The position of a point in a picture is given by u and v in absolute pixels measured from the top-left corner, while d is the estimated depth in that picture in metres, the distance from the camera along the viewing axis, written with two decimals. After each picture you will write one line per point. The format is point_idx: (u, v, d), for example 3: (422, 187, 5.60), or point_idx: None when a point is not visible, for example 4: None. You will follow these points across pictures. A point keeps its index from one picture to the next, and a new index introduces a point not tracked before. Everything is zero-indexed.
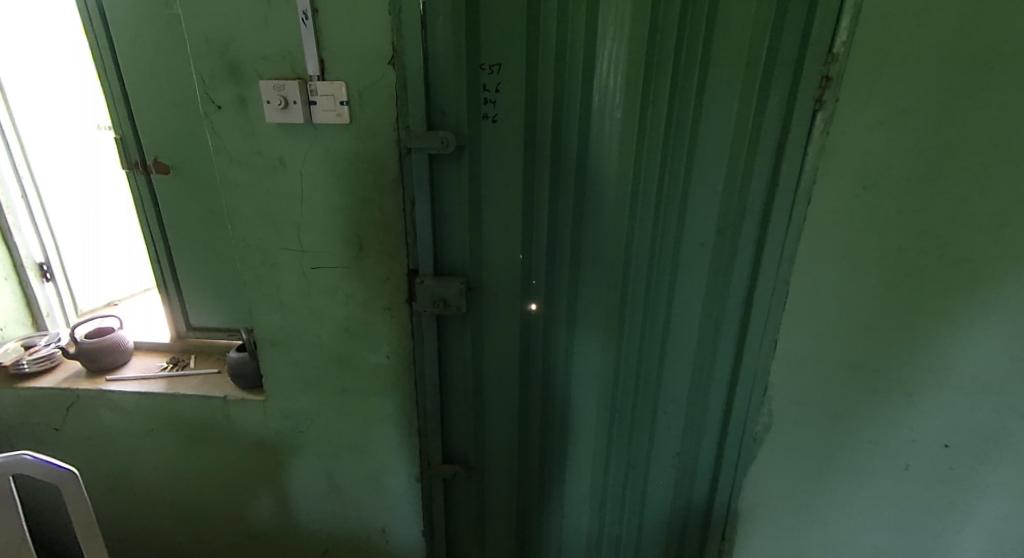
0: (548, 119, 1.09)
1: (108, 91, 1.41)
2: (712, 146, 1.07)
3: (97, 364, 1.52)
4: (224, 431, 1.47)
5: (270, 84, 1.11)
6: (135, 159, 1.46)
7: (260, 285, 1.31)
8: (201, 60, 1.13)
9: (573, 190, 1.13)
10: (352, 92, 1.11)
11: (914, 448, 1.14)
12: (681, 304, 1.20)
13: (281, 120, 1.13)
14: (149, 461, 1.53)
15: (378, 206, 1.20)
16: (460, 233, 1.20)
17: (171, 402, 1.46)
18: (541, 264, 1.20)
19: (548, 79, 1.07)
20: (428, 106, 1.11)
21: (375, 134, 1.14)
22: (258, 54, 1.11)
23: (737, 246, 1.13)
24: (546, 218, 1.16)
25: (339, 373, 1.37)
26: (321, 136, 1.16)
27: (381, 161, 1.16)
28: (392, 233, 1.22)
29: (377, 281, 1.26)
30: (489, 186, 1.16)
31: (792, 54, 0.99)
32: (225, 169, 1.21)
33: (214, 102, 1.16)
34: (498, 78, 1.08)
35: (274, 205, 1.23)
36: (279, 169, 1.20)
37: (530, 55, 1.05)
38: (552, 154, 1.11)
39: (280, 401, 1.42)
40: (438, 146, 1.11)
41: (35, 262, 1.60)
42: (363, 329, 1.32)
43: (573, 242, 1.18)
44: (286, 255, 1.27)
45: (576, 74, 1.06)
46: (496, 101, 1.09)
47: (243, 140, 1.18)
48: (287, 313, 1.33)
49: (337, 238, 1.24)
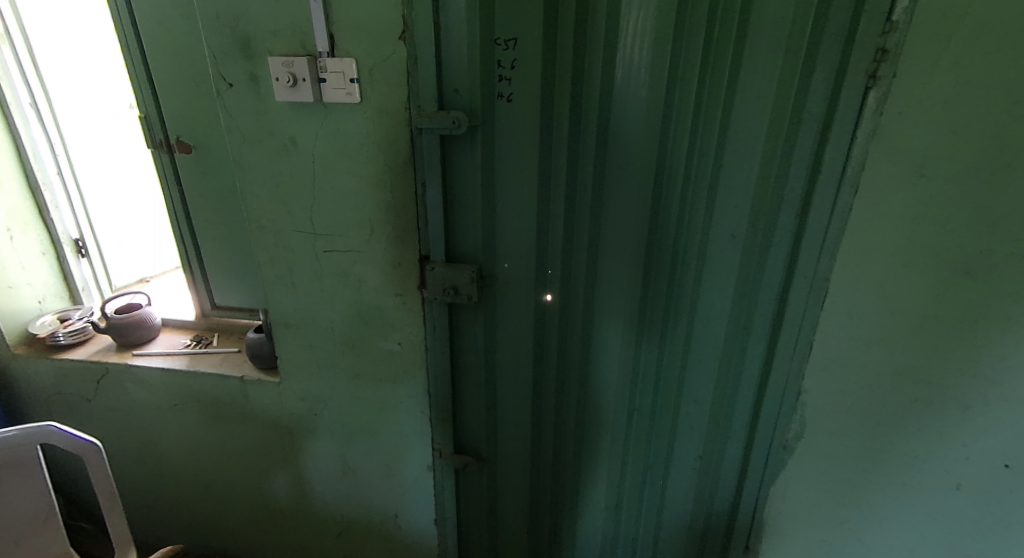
0: (565, 99, 1.01)
1: (132, 70, 1.41)
2: (747, 129, 0.97)
3: (125, 339, 1.56)
4: (243, 410, 1.49)
5: (279, 60, 1.07)
6: (160, 139, 1.47)
7: (275, 267, 1.30)
8: (211, 35, 1.09)
9: (591, 175, 1.06)
10: (363, 69, 1.07)
11: (982, 468, 0.99)
12: (707, 300, 1.12)
13: (290, 98, 1.10)
14: (173, 435, 1.57)
15: (389, 189, 1.16)
16: (473, 218, 1.15)
17: (193, 379, 1.48)
18: (557, 254, 1.14)
19: (567, 56, 0.99)
20: (440, 84, 1.05)
21: (386, 113, 1.09)
22: (268, 30, 1.07)
23: (771, 239, 1.03)
24: (562, 205, 1.09)
25: (353, 358, 1.36)
26: (331, 116, 1.12)
27: (392, 142, 1.11)
28: (404, 217, 1.18)
29: (389, 266, 1.23)
30: (504, 168, 1.09)
31: (843, 25, 0.87)
32: (238, 149, 1.19)
33: (225, 80, 1.13)
34: (514, 54, 1.01)
35: (287, 186, 1.20)
36: (291, 149, 1.17)
37: (548, 29, 0.98)
38: (570, 137, 1.04)
39: (295, 383, 1.42)
40: (450, 127, 1.05)
41: (72, 239, 1.64)
42: (376, 315, 1.29)
43: (590, 231, 1.11)
44: (298, 238, 1.25)
45: (597, 50, 0.97)
46: (511, 79, 1.02)
47: (254, 119, 1.15)
48: (301, 296, 1.32)
49: (348, 221, 1.21)
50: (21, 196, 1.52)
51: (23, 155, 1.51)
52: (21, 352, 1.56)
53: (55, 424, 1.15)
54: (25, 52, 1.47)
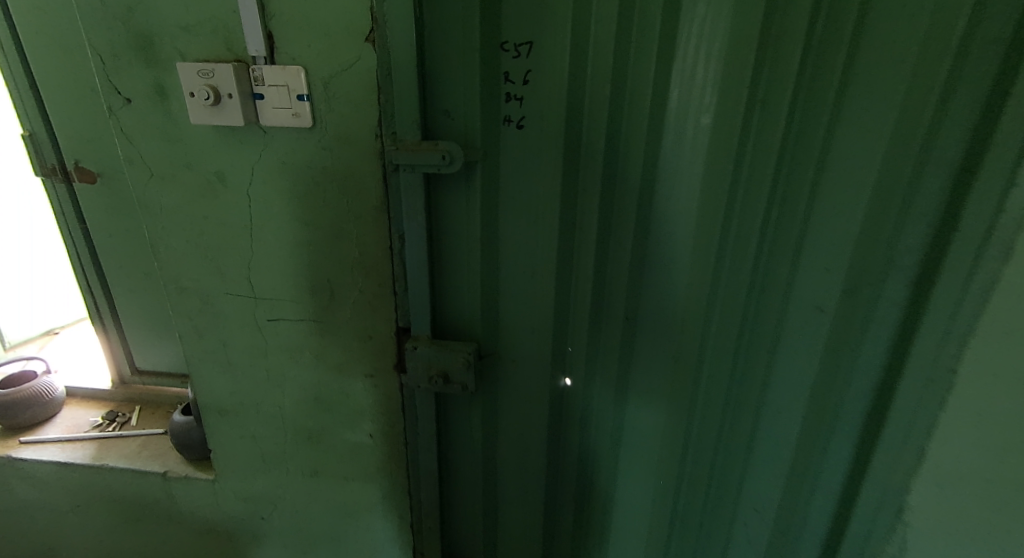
0: (600, 126, 0.73)
1: (8, 73, 1.06)
2: (852, 172, 0.69)
3: (13, 422, 1.23)
4: (169, 512, 1.17)
5: (193, 68, 0.75)
6: (50, 164, 1.12)
7: (201, 340, 0.97)
8: (95, 31, 0.77)
9: (632, 228, 0.79)
10: (315, 82, 0.76)
11: None
12: (778, 388, 0.85)
13: (210, 120, 0.78)
14: (81, 539, 1.24)
15: (355, 242, 0.86)
16: (467, 283, 0.86)
17: (99, 475, 1.15)
18: (582, 326, 0.86)
19: (603, 68, 0.71)
20: (424, 105, 0.76)
21: (349, 142, 0.79)
22: (180, 24, 0.75)
23: (871, 316, 0.74)
24: (591, 266, 0.82)
25: (310, 452, 1.05)
26: (273, 145, 0.81)
27: (358, 181, 0.81)
28: (375, 279, 0.88)
29: (356, 340, 0.93)
30: (513, 217, 0.81)
31: (1008, 25, 0.58)
32: (142, 188, 0.86)
33: (120, 93, 0.80)
34: (528, 64, 0.72)
35: (213, 236, 0.89)
36: (217, 188, 0.85)
37: (577, 30, 0.69)
38: (605, 177, 0.76)
39: (234, 481, 1.10)
40: (437, 164, 0.76)
41: None
42: (340, 400, 0.99)
43: (626, 300, 0.83)
44: (233, 304, 0.93)
45: (646, 61, 0.70)
46: (524, 98, 0.74)
47: (164, 148, 0.83)
48: (238, 377, 1.00)
49: (300, 283, 0.90)
50: None
51: None
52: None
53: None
54: None
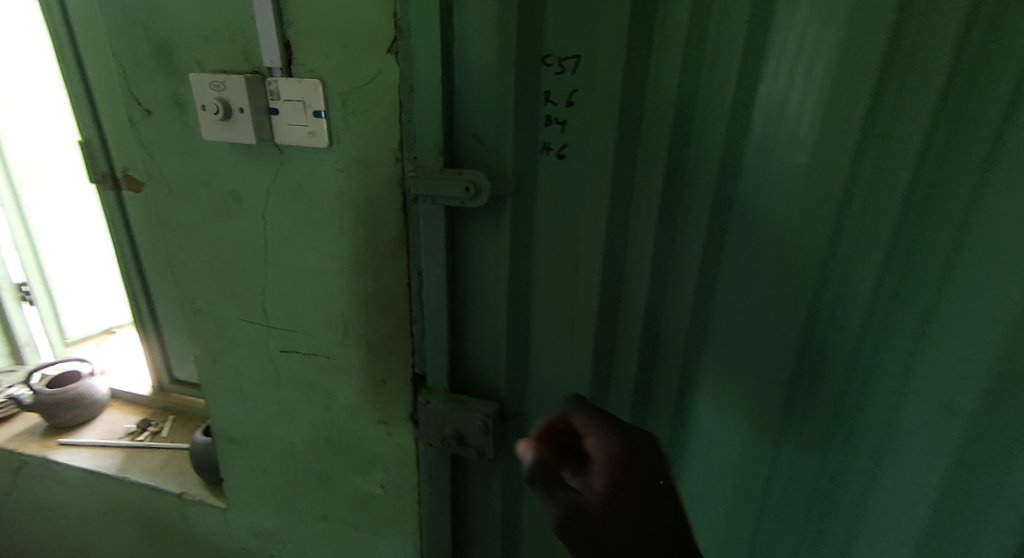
0: (659, 161, 0.59)
1: (68, 80, 1.07)
2: (1001, 251, 0.49)
3: (56, 421, 1.24)
4: (184, 533, 1.13)
5: (206, 79, 0.69)
6: (103, 170, 1.12)
7: (216, 364, 0.92)
8: (117, 39, 0.73)
9: (693, 285, 0.64)
10: (333, 98, 0.67)
11: None
12: (881, 519, 0.62)
13: (222, 137, 0.71)
14: (105, 546, 1.23)
15: (371, 276, 0.76)
16: (490, 334, 0.74)
17: (121, 487, 1.13)
18: (624, 397, 0.72)
19: (667, 89, 0.57)
20: (451, 127, 0.65)
21: (367, 166, 0.70)
22: (197, 32, 0.69)
23: (1011, 460, 0.52)
24: (640, 326, 0.68)
25: (319, 495, 0.97)
26: (288, 164, 0.73)
27: (376, 210, 0.72)
28: (391, 318, 0.78)
29: (370, 382, 0.84)
30: (546, 262, 0.69)
31: None
32: (162, 204, 0.82)
33: (141, 105, 0.76)
34: (574, 82, 0.60)
35: (228, 259, 0.82)
36: (233, 209, 0.79)
37: (636, 42, 0.56)
38: (660, 223, 0.62)
39: (244, 513, 1.04)
40: (460, 197, 0.64)
41: (13, 283, 1.37)
42: (351, 444, 0.90)
43: (680, 369, 0.68)
44: (246, 330, 0.87)
45: (724, 80, 0.55)
46: (567, 123, 0.61)
47: (180, 164, 0.78)
48: (250, 407, 0.93)
49: (313, 315, 0.82)
50: None
51: None
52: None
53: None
54: None
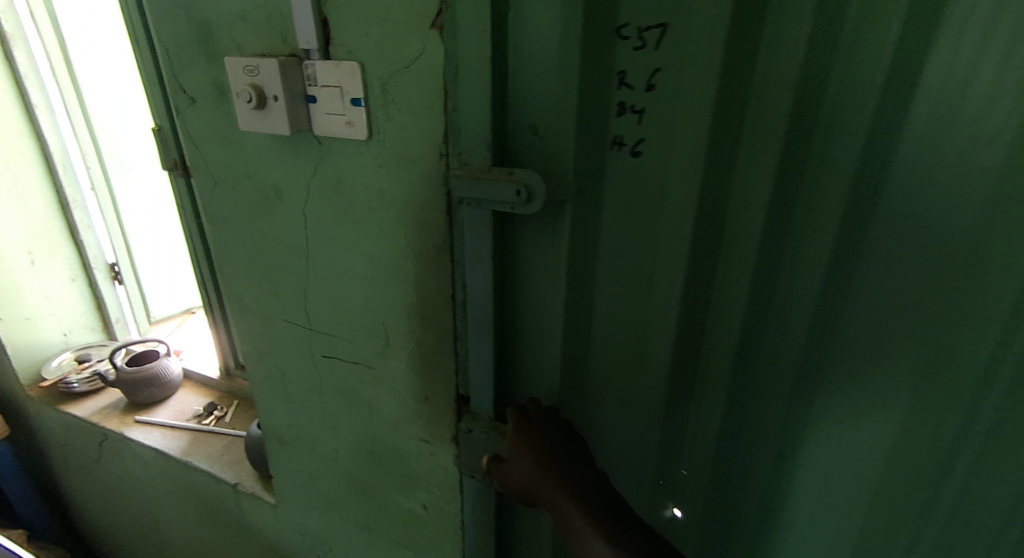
0: (770, 164, 0.45)
1: (143, 68, 1.08)
2: None
3: (135, 398, 1.29)
4: (239, 521, 1.14)
5: (241, 63, 0.63)
6: (174, 158, 1.13)
7: (263, 364, 0.89)
8: (160, 21, 0.68)
9: (808, 326, 0.49)
10: (372, 83, 0.59)
11: None
12: None
13: (259, 127, 0.65)
14: (174, 521, 1.28)
15: (413, 284, 0.68)
16: (543, 363, 0.63)
17: (185, 470, 1.15)
18: (707, 451, 0.59)
19: (785, 68, 0.42)
20: (504, 117, 0.54)
21: (409, 161, 0.61)
22: (235, 11, 0.63)
23: None
24: (731, 371, 0.54)
25: (362, 506, 0.92)
26: (328, 158, 0.66)
27: (419, 211, 0.63)
28: (435, 332, 0.69)
29: (412, 398, 0.76)
30: (617, 283, 0.56)
31: None
32: (208, 196, 0.78)
33: (185, 92, 0.71)
34: (657, 60, 0.46)
35: (272, 257, 0.78)
36: (275, 204, 0.73)
37: (747, 3, 0.42)
38: (770, 245, 0.48)
39: (292, 512, 1.02)
40: (510, 202, 0.53)
41: (106, 263, 1.44)
42: (393, 460, 0.83)
43: (783, 428, 0.54)
44: (291, 331, 0.82)
45: (875, 54, 0.40)
46: (645, 111, 0.48)
47: (224, 155, 0.73)
48: (296, 409, 0.90)
49: (355, 322, 0.76)
50: (49, 214, 1.33)
51: (52, 167, 1.30)
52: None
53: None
54: (55, 45, 1.24)
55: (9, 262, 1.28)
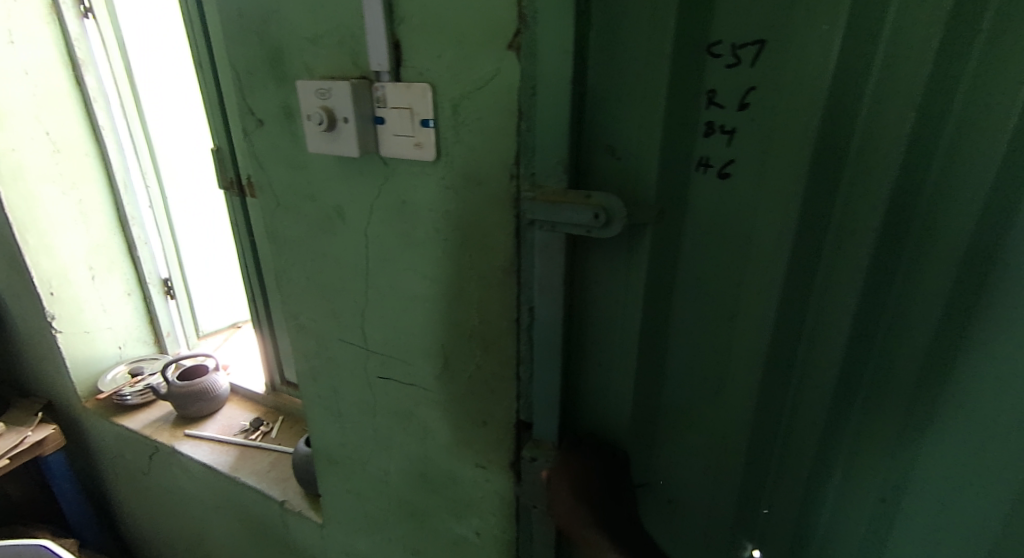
0: (880, 186, 0.43)
1: (205, 91, 1.11)
2: None
3: (185, 411, 1.31)
4: (284, 539, 1.13)
5: (312, 87, 0.63)
6: (230, 177, 1.15)
7: (316, 383, 0.88)
8: (233, 46, 0.70)
9: (917, 357, 0.46)
10: (443, 105, 0.58)
11: None
12: None
13: (327, 149, 0.65)
14: (219, 536, 1.29)
15: (475, 307, 0.67)
16: (613, 390, 0.61)
17: (233, 486, 1.16)
18: (798, 483, 0.56)
19: (897, 86, 0.40)
20: (582, 137, 0.52)
21: (477, 183, 0.60)
22: (308, 36, 0.64)
23: None
24: (826, 401, 0.51)
25: (411, 529, 0.90)
26: (393, 179, 0.66)
27: (486, 234, 0.62)
28: (496, 356, 0.68)
29: (469, 422, 0.75)
30: (698, 308, 0.54)
31: None
32: (271, 216, 0.79)
33: (253, 115, 0.73)
34: (752, 77, 0.45)
35: (331, 276, 0.78)
36: (338, 225, 0.73)
37: (863, 19, 0.40)
38: (875, 270, 0.46)
39: (338, 532, 1.01)
40: (586, 225, 0.51)
41: (159, 278, 1.48)
42: (446, 484, 0.82)
43: (883, 464, 0.51)
44: (346, 352, 0.82)
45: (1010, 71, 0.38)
46: (736, 132, 0.47)
47: (289, 176, 0.74)
48: (348, 429, 0.89)
49: (414, 343, 0.75)
50: (109, 231, 1.38)
51: (115, 186, 1.36)
52: (33, 433, 1.34)
53: (37, 542, 0.98)
54: (122, 71, 1.29)
55: (72, 278, 1.33)
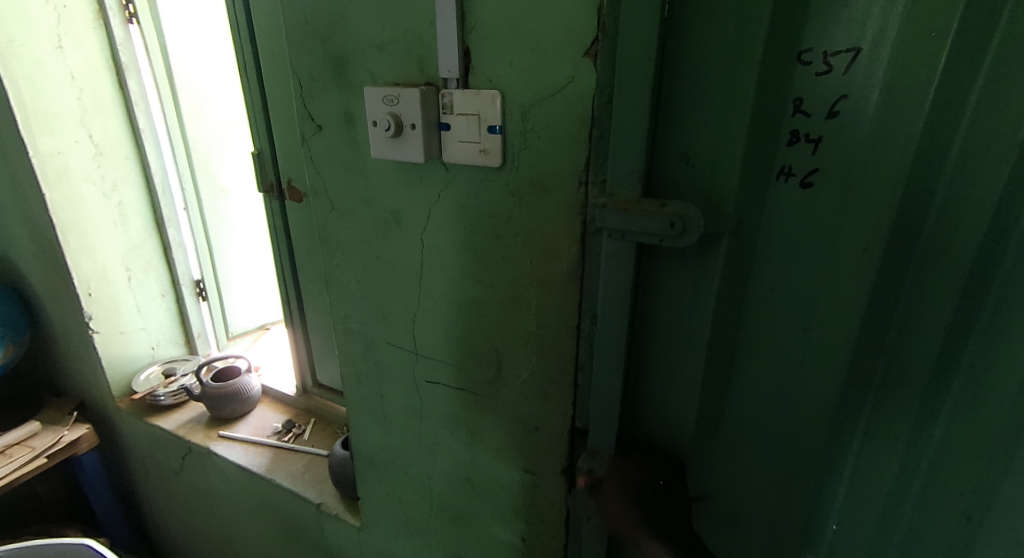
0: (982, 201, 0.43)
1: (248, 96, 1.12)
2: None
3: (218, 413, 1.32)
4: (319, 541, 1.14)
5: (380, 93, 0.64)
6: (270, 181, 1.16)
7: (362, 386, 0.89)
8: (297, 53, 0.71)
9: (1010, 373, 0.46)
10: (513, 111, 0.59)
11: None
12: None
13: (392, 155, 0.66)
14: (250, 537, 1.29)
15: (534, 312, 0.67)
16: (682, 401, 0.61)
17: (268, 488, 1.16)
18: (877, 493, 0.55)
19: (1003, 98, 0.41)
20: (660, 145, 0.53)
21: (542, 190, 0.60)
22: (375, 43, 0.65)
23: None
24: (909, 410, 0.51)
25: (453, 533, 0.90)
26: (454, 185, 0.66)
27: (549, 241, 0.62)
28: (553, 361, 0.68)
29: (521, 427, 0.75)
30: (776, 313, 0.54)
31: None
32: (325, 220, 0.80)
33: (313, 121, 0.74)
34: (844, 86, 0.46)
35: (384, 280, 0.78)
36: (393, 229, 0.74)
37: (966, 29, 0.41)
38: (975, 287, 0.45)
39: (376, 536, 1.01)
40: (662, 233, 0.52)
41: (192, 279, 1.49)
42: (492, 489, 0.82)
43: (967, 480, 0.50)
44: (395, 355, 0.83)
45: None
46: (823, 140, 0.48)
47: (346, 180, 0.75)
48: (392, 433, 0.90)
49: (466, 349, 0.75)
50: (146, 233, 1.40)
51: (152, 189, 1.38)
52: (68, 432, 1.35)
53: (80, 540, 0.98)
54: (164, 76, 1.30)
55: (110, 279, 1.34)
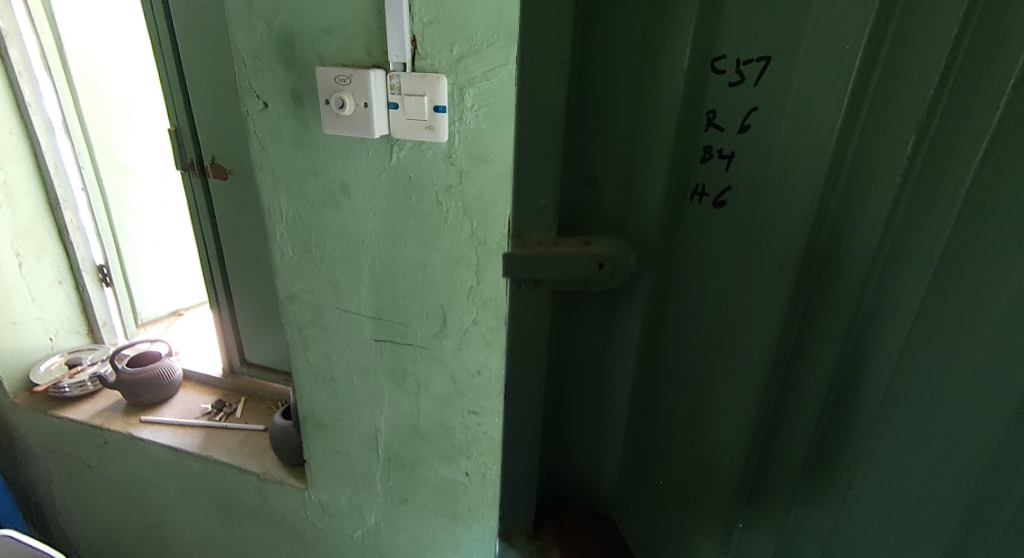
0: (871, 204, 0.56)
1: (163, 71, 1.10)
2: None
3: (138, 399, 1.28)
4: (260, 512, 1.16)
5: (331, 73, 0.70)
6: (191, 159, 1.15)
7: (308, 352, 0.95)
8: (239, 31, 0.75)
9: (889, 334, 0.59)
10: (455, 93, 0.69)
11: None
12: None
13: (342, 131, 0.73)
14: (180, 522, 1.28)
15: (475, 269, 0.78)
16: (603, 424, 0.81)
17: (203, 465, 1.17)
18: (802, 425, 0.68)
19: (898, 86, 0.53)
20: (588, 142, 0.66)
21: (483, 161, 0.71)
22: (323, 26, 0.71)
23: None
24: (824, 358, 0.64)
25: (401, 479, 0.99)
26: (401, 158, 0.74)
27: (489, 205, 0.73)
28: (493, 311, 0.79)
29: (464, 372, 0.86)
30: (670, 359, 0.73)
31: None
32: (269, 193, 0.84)
33: (258, 98, 0.78)
34: (756, 95, 0.59)
35: (332, 249, 0.84)
36: (341, 200, 0.80)
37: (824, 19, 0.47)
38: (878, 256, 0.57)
39: (324, 494, 1.07)
40: (587, 275, 0.66)
41: (94, 265, 1.41)
42: (438, 433, 0.92)
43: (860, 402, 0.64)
44: (343, 319, 0.89)
45: (969, 110, 0.50)
46: (734, 154, 0.62)
47: (293, 155, 0.80)
48: (339, 392, 0.96)
49: (413, 307, 0.84)
50: (38, 215, 1.30)
51: (43, 167, 1.28)
52: None
53: (4, 532, 0.95)
54: (52, 45, 1.22)
55: None
